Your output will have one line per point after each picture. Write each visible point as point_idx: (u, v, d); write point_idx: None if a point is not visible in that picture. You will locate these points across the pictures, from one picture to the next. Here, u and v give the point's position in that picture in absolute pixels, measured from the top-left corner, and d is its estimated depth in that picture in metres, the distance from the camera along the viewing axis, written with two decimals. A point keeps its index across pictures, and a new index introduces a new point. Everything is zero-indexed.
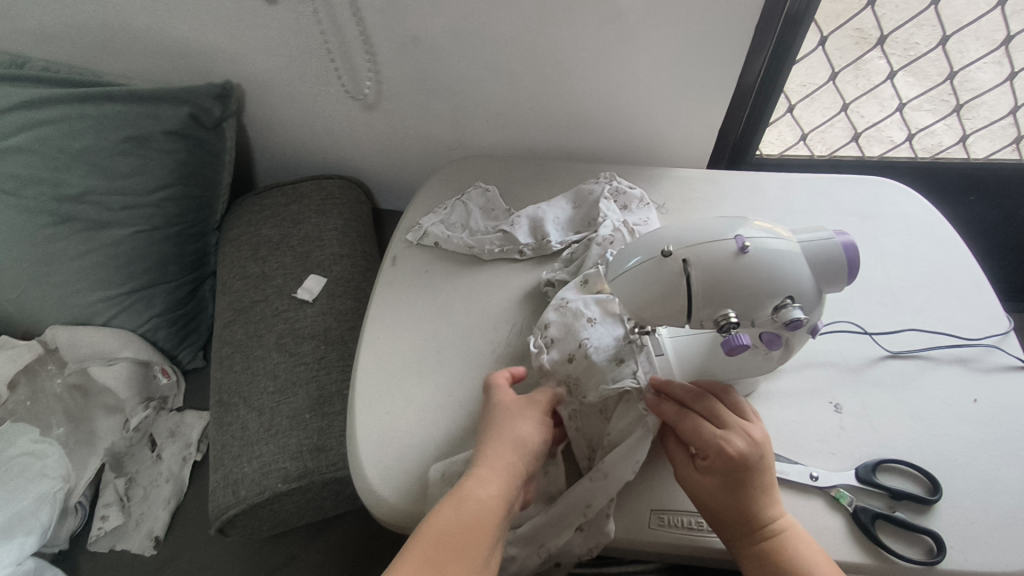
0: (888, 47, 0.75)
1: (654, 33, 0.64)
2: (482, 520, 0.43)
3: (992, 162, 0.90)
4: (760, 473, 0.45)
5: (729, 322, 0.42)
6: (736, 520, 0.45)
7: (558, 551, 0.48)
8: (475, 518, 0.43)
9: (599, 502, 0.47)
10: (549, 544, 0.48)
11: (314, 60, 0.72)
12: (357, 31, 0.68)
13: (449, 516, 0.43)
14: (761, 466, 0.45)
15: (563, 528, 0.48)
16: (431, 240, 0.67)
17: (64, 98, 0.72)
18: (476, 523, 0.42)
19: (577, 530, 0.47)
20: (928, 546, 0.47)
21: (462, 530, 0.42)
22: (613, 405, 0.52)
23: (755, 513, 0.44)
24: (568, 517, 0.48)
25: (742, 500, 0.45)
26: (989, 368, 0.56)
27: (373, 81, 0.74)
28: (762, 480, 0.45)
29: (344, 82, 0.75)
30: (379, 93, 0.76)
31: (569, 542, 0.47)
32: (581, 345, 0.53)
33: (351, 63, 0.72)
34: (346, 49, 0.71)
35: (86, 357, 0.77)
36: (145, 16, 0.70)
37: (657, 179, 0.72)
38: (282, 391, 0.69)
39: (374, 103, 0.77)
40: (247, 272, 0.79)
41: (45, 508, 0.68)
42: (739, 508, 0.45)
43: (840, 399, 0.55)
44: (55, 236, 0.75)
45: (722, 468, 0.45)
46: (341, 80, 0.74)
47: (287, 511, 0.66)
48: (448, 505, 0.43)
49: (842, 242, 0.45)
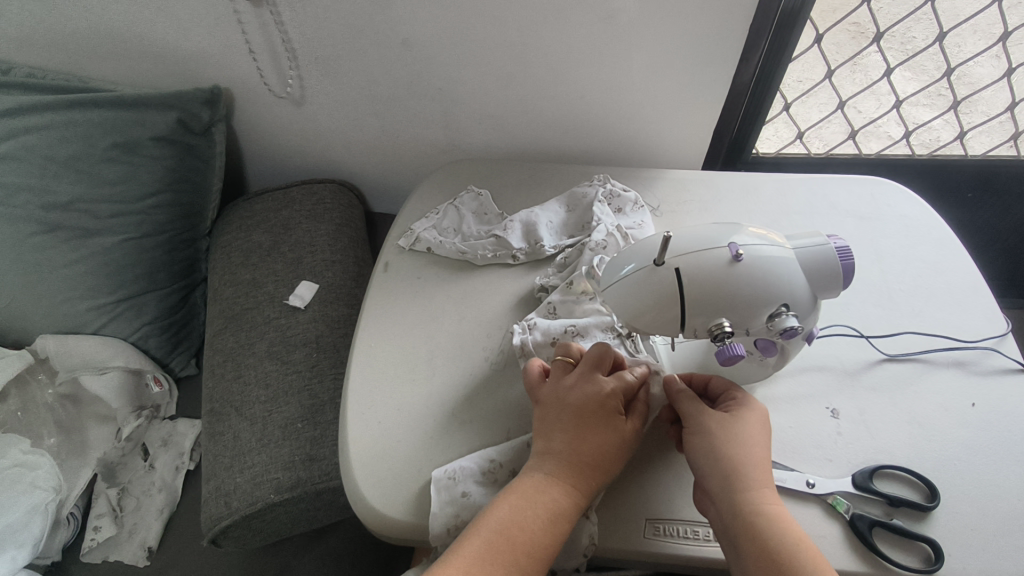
0: (885, 42, 0.74)
1: (646, 34, 0.63)
2: (551, 516, 0.44)
3: (990, 159, 0.89)
4: (763, 435, 0.46)
5: (723, 331, 0.41)
6: (727, 466, 0.44)
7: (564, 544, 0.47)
8: (530, 522, 0.43)
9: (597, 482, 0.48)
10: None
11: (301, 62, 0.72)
12: (278, 31, 0.68)
13: (508, 516, 0.44)
14: (764, 428, 0.47)
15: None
16: (423, 246, 0.67)
17: (51, 105, 0.71)
18: (544, 514, 0.44)
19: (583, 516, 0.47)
20: (926, 554, 0.46)
21: (520, 535, 0.43)
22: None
23: (747, 462, 0.44)
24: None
25: (743, 446, 0.45)
26: (986, 371, 0.55)
27: (297, 78, 0.74)
28: (763, 440, 0.46)
29: (268, 80, 0.74)
30: (298, 91, 0.76)
31: (576, 530, 0.47)
32: (568, 332, 0.55)
33: (278, 66, 0.72)
34: (276, 50, 0.70)
35: (77, 367, 0.77)
36: (130, 21, 0.69)
37: (650, 180, 0.72)
38: (274, 400, 0.69)
39: (302, 100, 0.77)
40: (238, 279, 0.79)
41: (36, 520, 0.68)
42: (737, 451, 0.45)
43: (837, 404, 0.54)
44: (43, 244, 0.74)
45: (735, 418, 0.47)
46: (265, 77, 0.74)
47: (280, 522, 0.66)
48: (505, 505, 0.45)
49: (837, 248, 0.44)
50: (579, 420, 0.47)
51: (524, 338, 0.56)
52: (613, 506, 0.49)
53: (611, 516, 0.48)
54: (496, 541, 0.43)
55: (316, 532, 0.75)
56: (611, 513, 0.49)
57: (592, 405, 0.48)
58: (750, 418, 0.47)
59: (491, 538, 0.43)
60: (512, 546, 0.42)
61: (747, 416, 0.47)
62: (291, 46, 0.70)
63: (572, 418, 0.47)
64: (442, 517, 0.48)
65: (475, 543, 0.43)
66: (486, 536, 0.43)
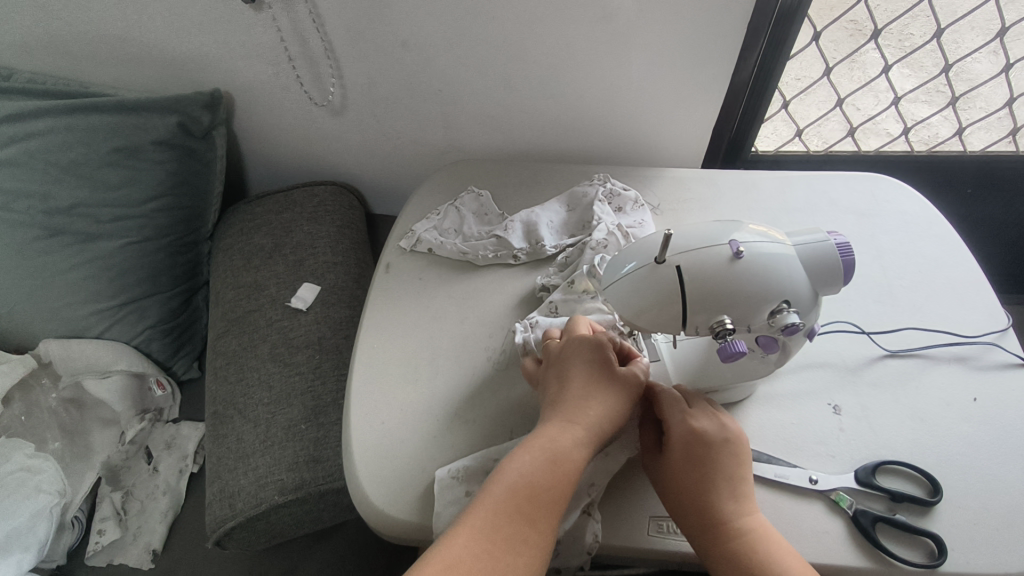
0: (883, 39, 0.74)
1: (646, 33, 0.64)
2: (562, 466, 0.43)
3: (989, 155, 0.90)
4: (704, 461, 0.45)
5: (725, 328, 0.42)
6: (689, 506, 0.44)
7: (568, 542, 0.47)
8: (543, 472, 0.43)
9: (600, 480, 0.47)
10: (558, 533, 0.47)
11: (332, 68, 0.72)
12: (320, 39, 0.68)
13: (521, 470, 0.43)
14: (705, 452, 0.45)
15: (571, 514, 0.47)
16: (424, 247, 0.67)
17: (53, 111, 0.71)
18: (556, 463, 0.43)
19: (588, 514, 0.47)
20: (929, 549, 0.46)
21: (534, 487, 0.42)
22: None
23: (712, 499, 0.44)
24: (576, 498, 0.47)
25: (688, 488, 0.45)
26: (987, 366, 0.56)
27: (338, 86, 0.74)
28: (706, 469, 0.45)
29: (308, 89, 0.75)
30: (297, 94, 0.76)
31: (580, 527, 0.47)
32: None
33: (318, 72, 0.72)
34: (317, 57, 0.70)
35: (80, 371, 0.77)
36: (130, 26, 0.69)
37: (651, 179, 0.72)
38: (277, 402, 0.69)
39: (341, 109, 0.77)
40: (240, 281, 0.79)
41: (41, 525, 0.68)
42: (687, 495, 0.45)
43: (839, 400, 0.54)
44: (46, 249, 0.74)
45: (675, 454, 0.46)
46: (306, 86, 0.74)
47: (284, 524, 0.66)
48: (516, 459, 0.44)
49: (837, 245, 0.44)
50: (579, 375, 0.48)
51: (526, 336, 0.56)
52: (615, 503, 0.49)
53: (614, 514, 0.48)
54: (507, 507, 0.41)
55: (319, 534, 0.75)
56: (615, 510, 0.49)
57: (592, 360, 0.48)
58: (690, 445, 0.46)
59: (501, 505, 0.41)
60: (525, 506, 0.41)
61: (691, 445, 0.46)
62: (318, 53, 0.70)
63: (575, 375, 0.48)
64: (447, 517, 0.48)
65: (487, 509, 0.41)
66: (493, 509, 0.41)
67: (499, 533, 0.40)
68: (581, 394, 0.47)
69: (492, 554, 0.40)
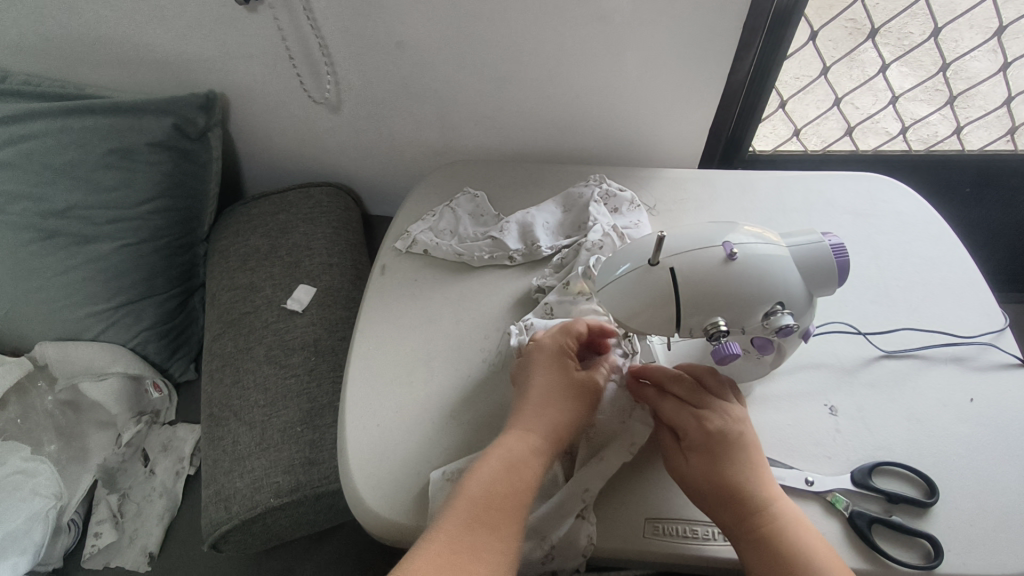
0: (880, 38, 0.74)
1: (642, 33, 0.64)
2: (520, 473, 0.44)
3: (987, 153, 0.89)
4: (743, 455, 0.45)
5: (719, 330, 0.41)
6: (724, 497, 0.44)
7: (563, 547, 0.47)
8: (504, 482, 0.43)
9: (595, 486, 0.48)
10: (551, 538, 0.47)
11: (327, 65, 0.71)
12: (316, 36, 0.68)
13: (487, 479, 0.44)
14: (743, 447, 0.45)
15: (563, 518, 0.47)
16: (420, 248, 0.67)
17: (47, 113, 0.71)
18: (513, 471, 0.44)
19: (582, 517, 0.47)
20: (925, 550, 0.46)
21: (495, 497, 0.43)
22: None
23: (749, 494, 0.44)
24: (568, 504, 0.47)
25: (733, 484, 0.44)
26: (984, 367, 0.55)
27: (334, 83, 0.73)
28: (747, 462, 0.45)
29: (306, 87, 0.74)
30: (292, 95, 0.75)
31: (573, 532, 0.47)
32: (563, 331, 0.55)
33: (316, 70, 0.72)
34: (313, 56, 0.70)
35: (77, 372, 0.77)
36: (125, 27, 0.69)
37: (647, 179, 0.72)
38: (272, 404, 0.69)
39: (340, 107, 0.77)
40: (236, 283, 0.79)
41: (37, 527, 0.68)
42: (732, 490, 0.44)
43: (835, 401, 0.54)
44: (41, 252, 0.74)
45: (710, 450, 0.45)
46: (304, 85, 0.74)
47: (280, 526, 0.66)
48: (484, 468, 0.44)
49: (832, 246, 0.44)
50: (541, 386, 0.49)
51: (520, 339, 0.56)
52: (609, 506, 0.49)
53: (608, 516, 0.48)
54: (472, 513, 0.42)
55: (317, 536, 0.76)
56: (610, 512, 0.48)
57: (555, 372, 0.49)
58: (727, 440, 0.45)
59: (465, 512, 0.42)
60: (485, 512, 0.42)
61: (726, 441, 0.45)
62: (313, 53, 0.70)
63: (539, 386, 0.49)
64: None
65: (452, 516, 0.42)
66: (457, 518, 0.42)
67: (460, 541, 0.41)
68: (538, 404, 0.48)
69: (458, 563, 0.40)
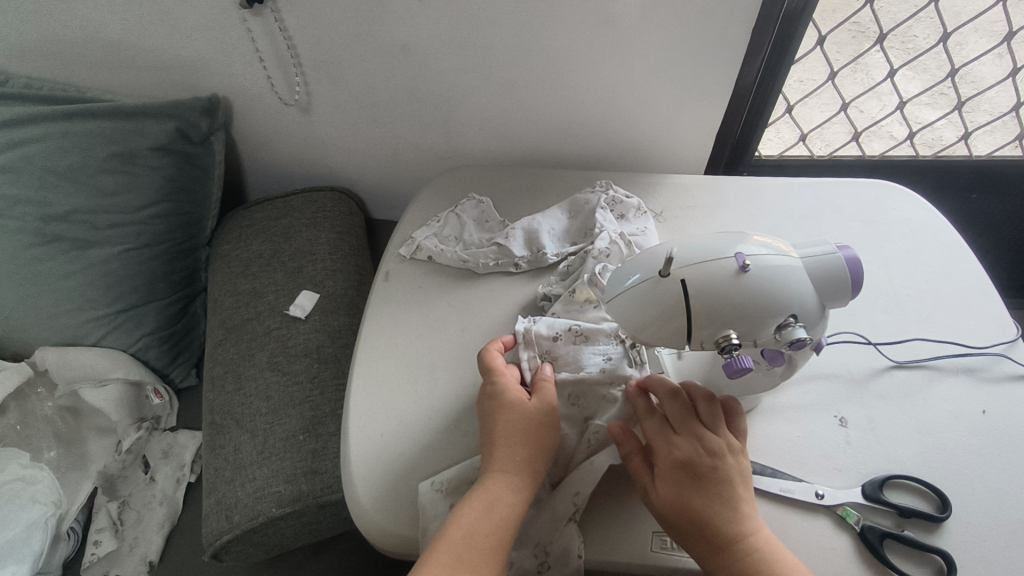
0: (887, 42, 0.73)
1: (648, 37, 0.63)
2: (500, 512, 0.44)
3: (995, 159, 0.89)
4: (719, 485, 0.44)
5: (731, 343, 0.41)
6: (693, 528, 0.43)
7: (558, 554, 0.46)
8: (485, 523, 0.43)
9: (586, 489, 0.47)
10: (545, 544, 0.47)
11: (297, 66, 0.71)
12: (283, 38, 0.67)
13: (467, 522, 0.43)
14: (718, 477, 0.44)
15: (556, 524, 0.47)
16: (424, 254, 0.66)
17: (49, 116, 0.70)
18: (495, 513, 0.43)
19: (571, 521, 0.47)
20: (938, 566, 0.45)
21: (474, 540, 0.42)
22: (586, 392, 0.51)
23: (720, 528, 0.42)
24: (559, 508, 0.47)
25: (704, 516, 0.43)
26: (996, 378, 0.55)
27: (304, 85, 0.73)
28: (722, 492, 0.44)
29: (278, 88, 0.74)
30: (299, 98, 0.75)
31: (566, 540, 0.46)
32: (570, 329, 0.53)
33: (285, 71, 0.71)
34: (283, 57, 0.70)
35: (77, 379, 0.76)
36: (127, 31, 0.69)
37: (653, 186, 0.71)
38: (275, 412, 0.68)
39: (309, 106, 0.76)
40: (238, 289, 0.78)
41: (36, 535, 0.68)
42: (702, 523, 0.43)
43: (845, 413, 0.53)
44: (42, 256, 0.73)
45: (682, 480, 0.44)
46: (274, 86, 0.73)
47: (282, 536, 0.65)
48: (467, 513, 0.43)
49: (845, 257, 0.43)
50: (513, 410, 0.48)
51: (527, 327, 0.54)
52: (607, 517, 0.48)
53: (608, 526, 0.48)
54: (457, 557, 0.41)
55: (318, 546, 0.75)
56: (612, 524, 0.48)
57: (530, 404, 0.48)
58: (700, 470, 0.44)
59: (452, 555, 0.41)
60: (468, 554, 0.41)
61: (699, 470, 0.44)
62: (317, 57, 0.69)
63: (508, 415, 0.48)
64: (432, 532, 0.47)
65: (441, 558, 0.41)
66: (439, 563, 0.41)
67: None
68: (510, 436, 0.47)
69: None
